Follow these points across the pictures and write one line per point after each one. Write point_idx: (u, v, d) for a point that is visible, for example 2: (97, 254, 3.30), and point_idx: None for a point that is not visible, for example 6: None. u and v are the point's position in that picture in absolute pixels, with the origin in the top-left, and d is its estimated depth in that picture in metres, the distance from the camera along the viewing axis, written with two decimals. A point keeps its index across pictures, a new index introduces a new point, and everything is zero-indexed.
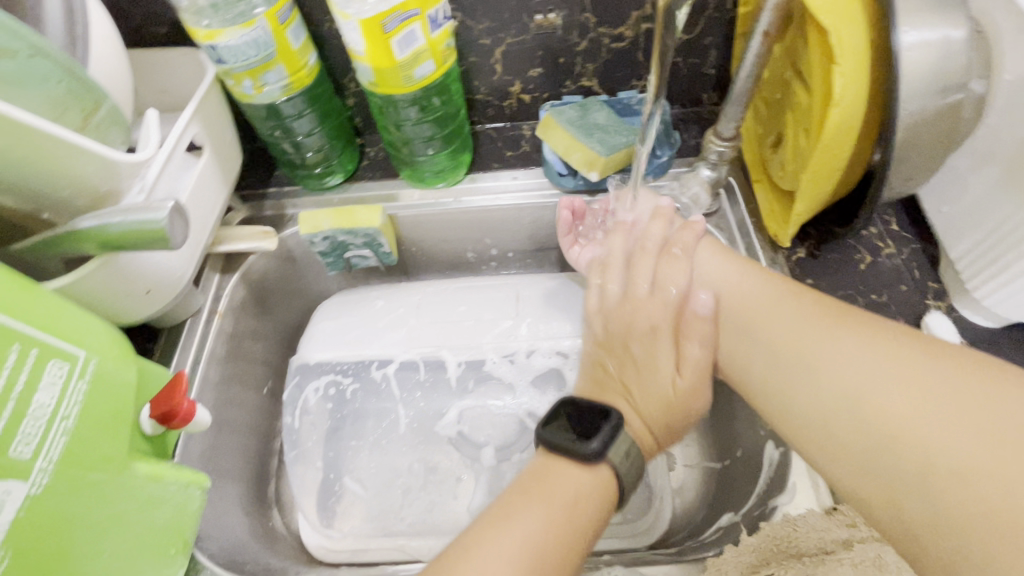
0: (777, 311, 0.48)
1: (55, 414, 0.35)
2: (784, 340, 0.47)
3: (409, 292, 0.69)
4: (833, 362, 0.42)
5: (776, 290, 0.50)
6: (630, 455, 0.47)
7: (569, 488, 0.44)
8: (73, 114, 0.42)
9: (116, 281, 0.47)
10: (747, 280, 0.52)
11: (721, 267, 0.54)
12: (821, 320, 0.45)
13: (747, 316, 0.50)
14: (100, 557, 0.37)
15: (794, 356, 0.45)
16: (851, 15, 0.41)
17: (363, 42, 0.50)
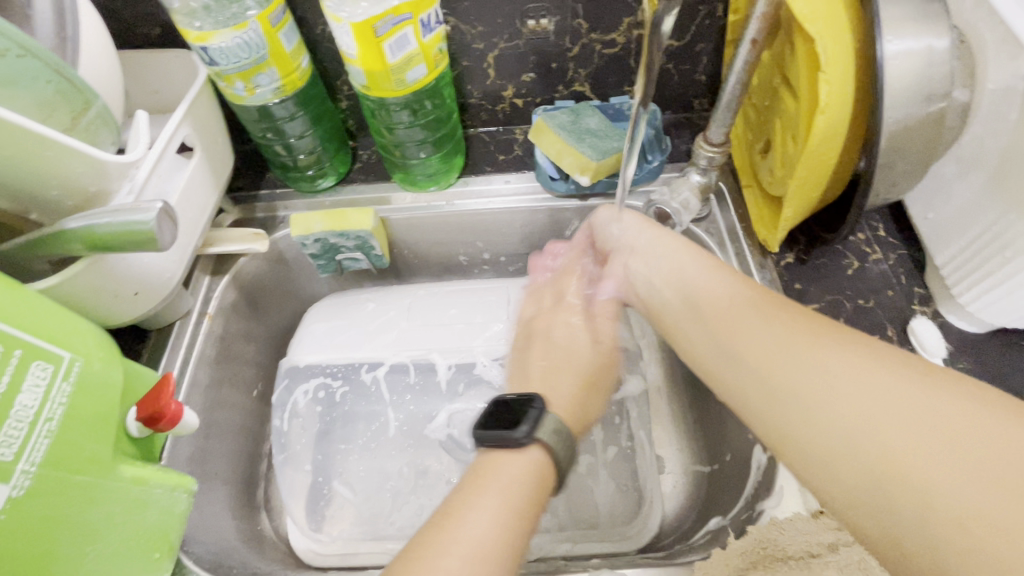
0: (745, 315, 0.42)
1: (38, 417, 0.34)
2: (753, 348, 0.40)
3: (406, 293, 0.70)
4: (809, 375, 0.36)
5: (748, 293, 0.43)
6: (561, 431, 0.45)
7: (512, 478, 0.41)
8: (63, 114, 0.42)
9: (104, 282, 0.46)
10: (715, 282, 0.46)
11: (689, 267, 0.49)
12: (800, 328, 0.39)
13: (715, 322, 0.44)
14: (85, 560, 0.36)
15: (767, 364, 0.38)
16: (837, 23, 0.41)
17: (355, 45, 0.50)
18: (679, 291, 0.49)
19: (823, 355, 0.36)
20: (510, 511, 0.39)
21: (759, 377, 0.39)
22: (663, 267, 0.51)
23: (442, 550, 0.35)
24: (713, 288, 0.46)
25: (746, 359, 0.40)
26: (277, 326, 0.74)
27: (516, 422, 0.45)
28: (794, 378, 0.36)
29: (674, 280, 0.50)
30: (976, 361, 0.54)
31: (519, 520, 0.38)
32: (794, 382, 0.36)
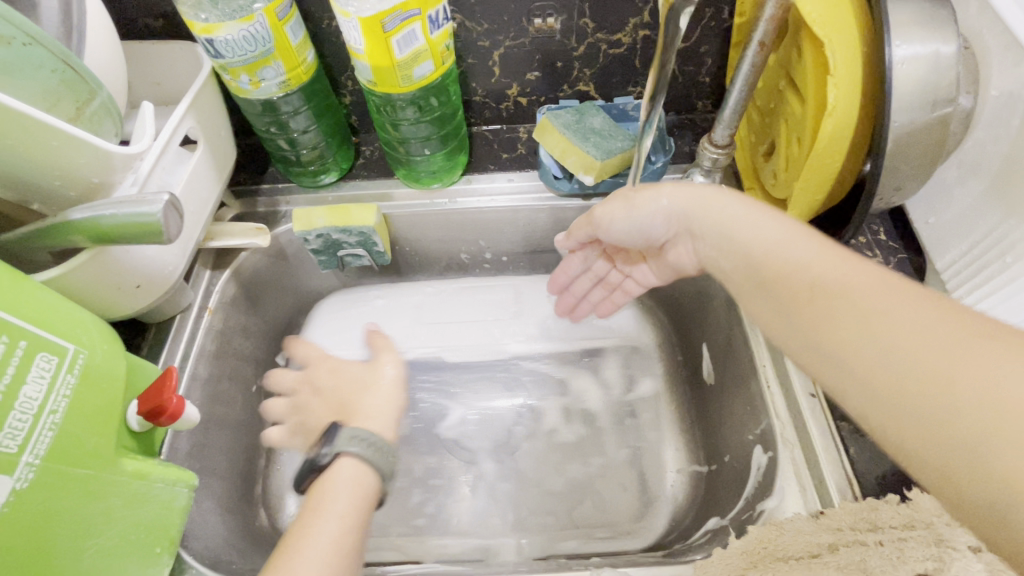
0: (838, 298, 0.35)
1: (43, 409, 0.34)
2: (850, 339, 0.33)
3: (417, 292, 0.77)
4: (912, 363, 0.30)
5: (840, 269, 0.37)
6: (363, 439, 0.47)
7: (336, 499, 0.44)
8: (67, 103, 0.41)
9: (107, 274, 0.46)
10: (791, 255, 0.40)
11: (749, 229, 0.43)
12: (912, 313, 0.32)
13: (798, 307, 0.38)
14: (85, 554, 0.36)
15: (840, 336, 0.34)
16: (847, 26, 0.42)
17: (362, 40, 0.50)
18: (749, 269, 0.43)
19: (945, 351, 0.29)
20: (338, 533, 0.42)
21: (859, 374, 0.32)
22: (725, 242, 0.45)
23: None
24: (790, 263, 0.39)
25: (841, 351, 0.34)
26: (276, 321, 0.74)
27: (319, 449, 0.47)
28: (905, 377, 0.30)
29: (739, 256, 0.44)
30: None
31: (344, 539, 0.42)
32: (904, 381, 0.30)
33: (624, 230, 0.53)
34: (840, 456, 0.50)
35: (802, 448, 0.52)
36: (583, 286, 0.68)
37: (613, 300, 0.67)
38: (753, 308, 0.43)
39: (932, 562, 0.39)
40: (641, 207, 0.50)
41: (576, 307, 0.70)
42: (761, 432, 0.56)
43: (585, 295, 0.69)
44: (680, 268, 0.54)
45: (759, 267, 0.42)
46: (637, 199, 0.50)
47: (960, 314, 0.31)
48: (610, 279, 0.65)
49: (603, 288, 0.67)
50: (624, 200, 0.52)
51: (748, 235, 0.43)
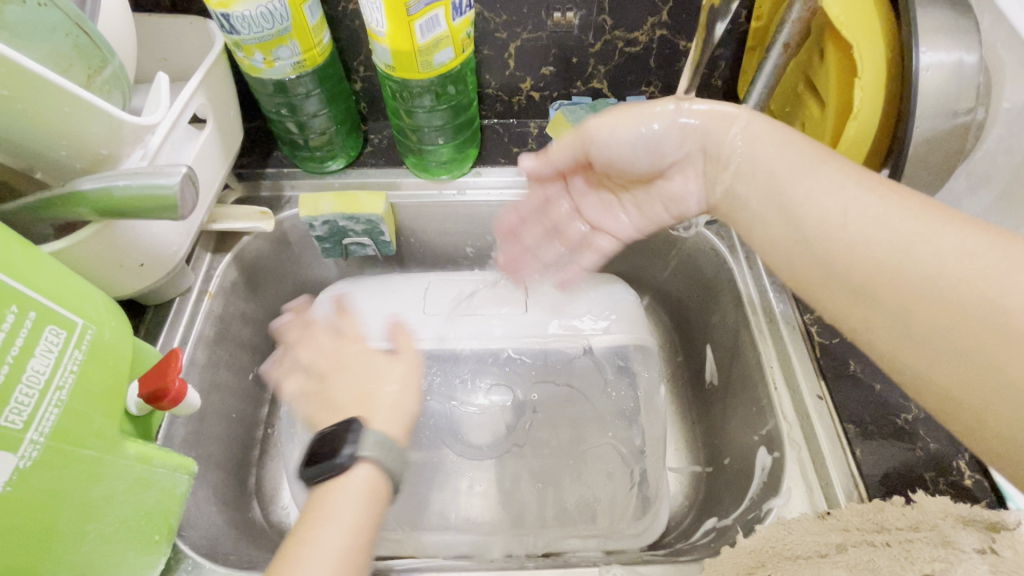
0: (872, 226, 0.37)
1: (49, 384, 0.32)
2: (882, 269, 0.36)
3: (414, 283, 0.69)
4: (944, 296, 0.33)
5: (871, 197, 0.38)
6: (382, 440, 0.47)
7: (348, 506, 0.44)
8: (79, 70, 0.40)
9: (112, 250, 0.44)
10: (822, 181, 0.41)
11: (776, 161, 0.44)
12: (946, 240, 0.34)
13: (828, 234, 0.39)
14: (86, 538, 0.34)
15: (874, 268, 0.36)
16: (874, 32, 0.43)
17: (385, 23, 0.49)
18: (773, 196, 0.44)
19: (984, 277, 0.32)
20: (352, 531, 0.43)
21: (885, 299, 0.36)
22: (749, 165, 0.46)
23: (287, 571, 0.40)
24: (820, 191, 0.40)
25: (870, 277, 0.36)
26: (274, 308, 0.72)
27: (336, 449, 0.46)
28: (942, 306, 0.33)
29: (762, 185, 0.45)
30: None
31: (359, 539, 0.43)
32: (938, 309, 0.33)
33: (628, 140, 0.49)
34: (847, 457, 0.51)
35: (808, 449, 0.53)
36: (535, 237, 0.65)
37: (578, 260, 0.64)
38: (776, 235, 0.44)
39: (940, 563, 0.38)
40: (651, 115, 0.48)
41: (522, 260, 0.67)
42: (766, 433, 0.57)
43: (533, 248, 0.66)
44: (679, 199, 0.53)
45: (786, 197, 0.43)
46: (647, 108, 0.48)
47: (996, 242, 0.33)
48: (570, 234, 0.64)
49: (563, 245, 0.65)
50: (627, 111, 0.49)
51: (776, 160, 0.44)
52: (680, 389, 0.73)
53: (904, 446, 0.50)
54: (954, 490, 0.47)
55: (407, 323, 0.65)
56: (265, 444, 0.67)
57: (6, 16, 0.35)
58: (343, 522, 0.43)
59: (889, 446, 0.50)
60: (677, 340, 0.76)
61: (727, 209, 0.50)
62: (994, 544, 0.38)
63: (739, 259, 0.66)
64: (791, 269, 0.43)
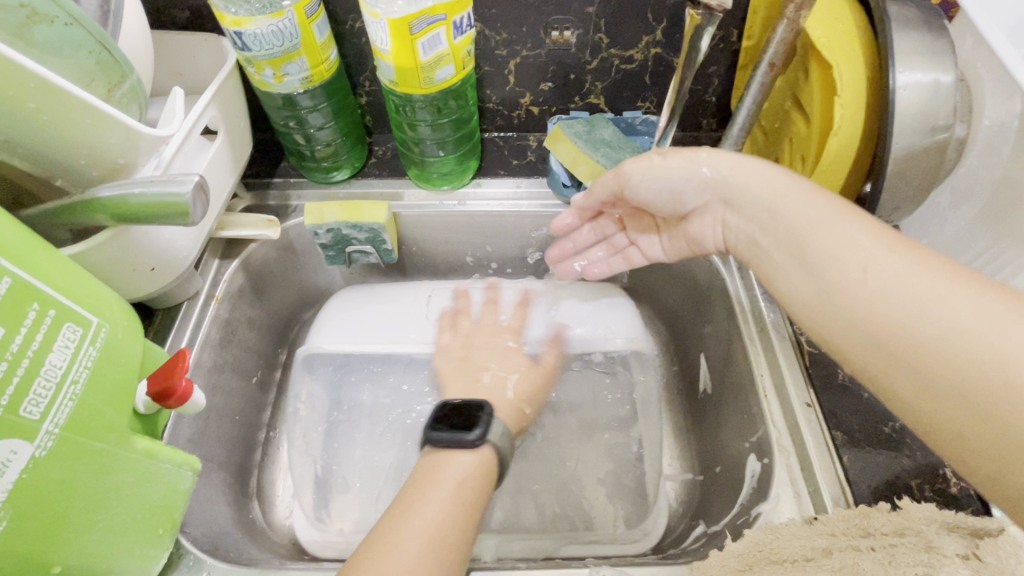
0: (890, 285, 0.37)
1: (66, 378, 0.33)
2: (898, 327, 0.36)
3: (416, 292, 0.70)
4: (959, 358, 0.33)
5: (892, 255, 0.38)
6: (506, 432, 0.51)
7: (456, 475, 0.46)
8: (100, 85, 0.42)
9: (126, 254, 0.46)
10: (842, 236, 0.41)
11: (796, 211, 0.44)
12: (961, 305, 0.34)
13: (844, 288, 0.39)
14: (96, 527, 0.36)
15: (889, 326, 0.36)
16: (853, 54, 0.45)
17: (389, 41, 0.51)
18: (796, 245, 0.44)
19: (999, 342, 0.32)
20: (457, 501, 0.44)
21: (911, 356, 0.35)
22: (767, 215, 0.46)
23: (399, 525, 0.42)
24: (841, 247, 0.40)
25: (892, 332, 0.36)
26: (278, 313, 0.74)
27: (467, 426, 0.50)
28: (965, 366, 0.32)
29: (782, 234, 0.45)
30: None
31: (463, 509, 0.44)
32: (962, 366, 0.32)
33: (656, 186, 0.53)
34: (834, 463, 0.51)
35: (797, 455, 0.54)
36: (586, 245, 0.66)
37: (611, 265, 0.66)
38: (795, 285, 0.44)
39: None
40: (681, 165, 0.51)
41: (569, 261, 0.67)
42: (757, 439, 0.58)
43: (584, 251, 0.66)
44: (697, 241, 0.56)
45: (806, 246, 0.43)
46: (678, 159, 0.51)
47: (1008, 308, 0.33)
48: (616, 242, 0.64)
49: (608, 248, 0.65)
50: (661, 157, 0.52)
51: (797, 213, 0.44)
52: (674, 397, 0.74)
53: (891, 453, 0.51)
54: (940, 498, 0.48)
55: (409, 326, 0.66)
56: (267, 446, 0.69)
57: (35, 35, 0.38)
58: (450, 490, 0.45)
59: (876, 454, 0.51)
60: (672, 349, 0.78)
61: (744, 254, 0.50)
62: (979, 550, 0.39)
63: (731, 269, 0.67)
64: (808, 322, 0.43)
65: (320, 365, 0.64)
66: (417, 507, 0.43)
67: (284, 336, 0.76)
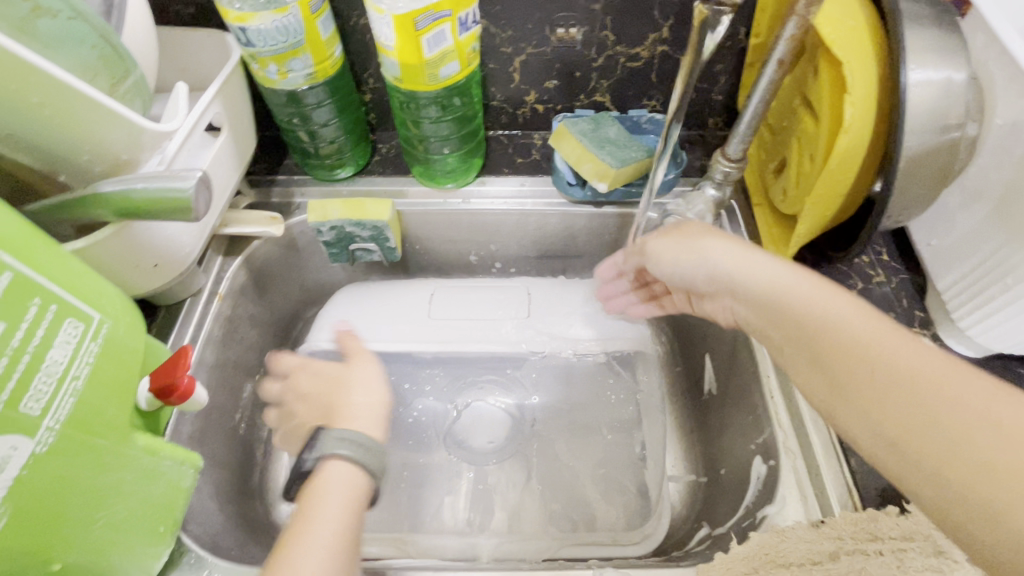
0: (901, 384, 0.35)
1: (67, 373, 0.33)
2: (916, 428, 0.33)
3: (420, 290, 0.69)
4: (982, 469, 0.30)
5: (902, 353, 0.36)
6: (344, 438, 0.48)
7: (330, 499, 0.45)
8: (103, 79, 0.42)
9: (129, 250, 0.46)
10: (848, 331, 0.39)
11: (801, 301, 0.43)
12: (980, 407, 0.32)
13: (855, 384, 0.37)
14: (97, 524, 0.36)
15: (904, 429, 0.33)
16: (862, 51, 0.45)
17: (394, 37, 0.51)
18: (809, 348, 0.41)
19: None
20: (342, 529, 0.44)
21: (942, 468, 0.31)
22: (771, 307, 0.44)
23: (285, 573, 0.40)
24: (849, 341, 0.39)
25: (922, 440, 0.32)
26: (280, 311, 0.74)
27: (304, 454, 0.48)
28: (1012, 477, 0.29)
29: (787, 326, 0.43)
30: None
31: (348, 534, 0.45)
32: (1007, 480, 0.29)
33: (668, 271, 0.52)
34: (841, 467, 0.51)
35: (803, 458, 0.53)
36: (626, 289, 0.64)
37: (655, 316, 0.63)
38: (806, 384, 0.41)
39: None
40: (692, 244, 0.50)
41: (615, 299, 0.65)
42: (762, 441, 0.57)
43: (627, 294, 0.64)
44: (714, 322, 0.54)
45: (814, 341, 0.41)
46: (687, 244, 0.50)
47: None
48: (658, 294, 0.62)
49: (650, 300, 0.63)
50: (676, 238, 0.51)
51: (800, 304, 0.43)
52: (678, 398, 0.74)
53: None
54: None
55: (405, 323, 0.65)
56: (269, 444, 0.68)
57: (38, 28, 0.37)
58: (336, 522, 0.44)
59: None
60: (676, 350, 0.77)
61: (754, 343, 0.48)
62: None
63: None
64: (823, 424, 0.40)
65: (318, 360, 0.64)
66: (296, 551, 0.42)
67: (287, 335, 0.76)
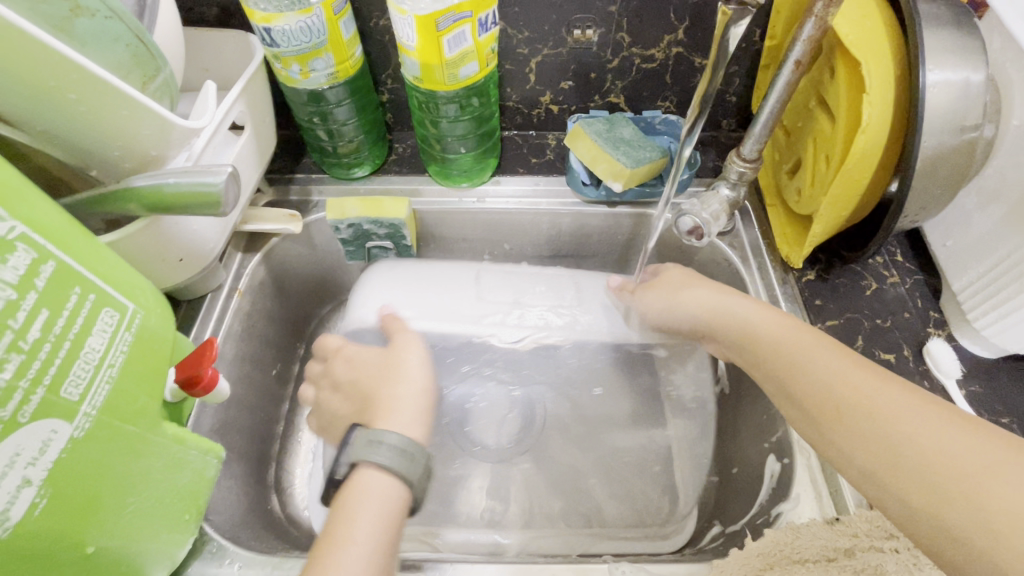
0: (863, 415, 0.40)
1: (103, 361, 0.34)
2: (882, 455, 0.38)
3: (462, 273, 0.64)
4: (935, 485, 0.34)
5: (864, 386, 0.41)
6: (394, 449, 0.43)
7: (365, 516, 0.41)
8: (136, 77, 0.43)
9: (157, 245, 0.47)
10: (819, 370, 0.44)
11: (780, 344, 0.48)
12: (931, 428, 0.37)
13: (829, 421, 0.42)
14: (128, 510, 0.37)
15: (872, 457, 0.38)
16: (881, 52, 0.45)
17: (415, 38, 0.52)
18: (791, 391, 0.46)
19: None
20: (374, 547, 0.40)
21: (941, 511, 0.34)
22: (753, 350, 0.50)
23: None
24: (819, 378, 0.44)
25: (920, 486, 0.35)
26: (297, 308, 0.75)
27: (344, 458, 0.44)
28: (952, 487, 0.34)
29: (769, 368, 0.48)
30: (988, 385, 0.55)
31: (383, 550, 0.40)
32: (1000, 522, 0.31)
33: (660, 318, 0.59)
34: None
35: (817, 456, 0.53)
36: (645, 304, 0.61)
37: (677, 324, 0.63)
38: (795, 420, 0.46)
39: None
40: (674, 294, 0.57)
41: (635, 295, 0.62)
42: (777, 440, 0.57)
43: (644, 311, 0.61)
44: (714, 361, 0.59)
45: (791, 381, 0.46)
46: (674, 295, 0.57)
47: (979, 437, 0.35)
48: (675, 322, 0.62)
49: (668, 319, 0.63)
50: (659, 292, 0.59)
51: (777, 349, 0.48)
52: None
53: None
54: None
55: (446, 301, 0.61)
56: (285, 439, 0.69)
57: (77, 28, 0.38)
58: (364, 539, 0.40)
59: None
60: None
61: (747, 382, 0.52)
62: None
63: (751, 267, 0.65)
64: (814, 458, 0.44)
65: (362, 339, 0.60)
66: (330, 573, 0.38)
67: (302, 331, 0.77)
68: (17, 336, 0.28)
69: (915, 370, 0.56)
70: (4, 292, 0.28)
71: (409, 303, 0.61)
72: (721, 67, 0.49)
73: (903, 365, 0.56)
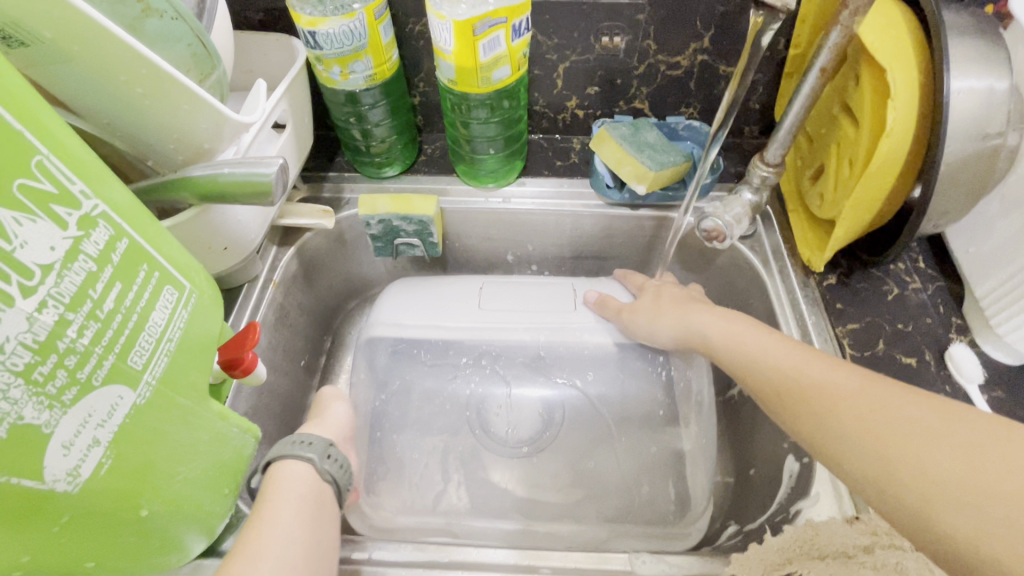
0: (801, 395, 0.45)
1: (162, 335, 0.36)
2: (820, 427, 0.42)
3: (467, 286, 0.69)
4: (860, 443, 0.39)
5: (801, 369, 0.47)
6: (323, 447, 0.50)
7: (288, 501, 0.45)
8: (194, 75, 0.46)
9: (204, 232, 0.50)
10: (766, 359, 0.50)
11: (732, 341, 0.53)
12: (854, 396, 0.42)
13: (780, 405, 0.47)
14: (177, 478, 0.39)
15: (813, 429, 0.43)
16: (906, 61, 0.46)
17: (452, 42, 0.54)
18: (747, 383, 0.51)
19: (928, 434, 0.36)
20: (295, 529, 0.44)
21: (871, 472, 0.38)
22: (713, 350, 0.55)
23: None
24: (766, 367, 0.49)
25: (857, 446, 0.39)
26: (326, 301, 0.78)
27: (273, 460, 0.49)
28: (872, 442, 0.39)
29: (726, 364, 0.54)
30: (1011, 392, 0.55)
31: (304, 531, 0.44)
32: (918, 477, 0.35)
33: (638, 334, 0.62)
34: None
35: None
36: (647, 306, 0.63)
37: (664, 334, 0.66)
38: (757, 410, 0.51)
39: None
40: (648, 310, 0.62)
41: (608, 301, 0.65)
42: (795, 441, 0.58)
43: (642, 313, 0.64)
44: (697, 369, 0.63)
45: (746, 374, 0.51)
46: (647, 307, 0.62)
47: (889, 395, 0.40)
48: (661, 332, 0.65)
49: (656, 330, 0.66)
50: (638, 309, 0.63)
51: (728, 346, 0.53)
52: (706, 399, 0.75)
53: None
54: None
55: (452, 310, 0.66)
56: None
57: (146, 28, 0.41)
58: (286, 522, 0.44)
59: None
60: None
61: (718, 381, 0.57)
62: None
63: (772, 271, 0.66)
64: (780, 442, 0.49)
65: (381, 343, 0.65)
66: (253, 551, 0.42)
67: (329, 325, 0.80)
68: (95, 304, 0.31)
69: (937, 374, 0.56)
70: (87, 264, 0.31)
71: (424, 308, 0.66)
72: (748, 72, 0.50)
73: (924, 369, 0.56)
